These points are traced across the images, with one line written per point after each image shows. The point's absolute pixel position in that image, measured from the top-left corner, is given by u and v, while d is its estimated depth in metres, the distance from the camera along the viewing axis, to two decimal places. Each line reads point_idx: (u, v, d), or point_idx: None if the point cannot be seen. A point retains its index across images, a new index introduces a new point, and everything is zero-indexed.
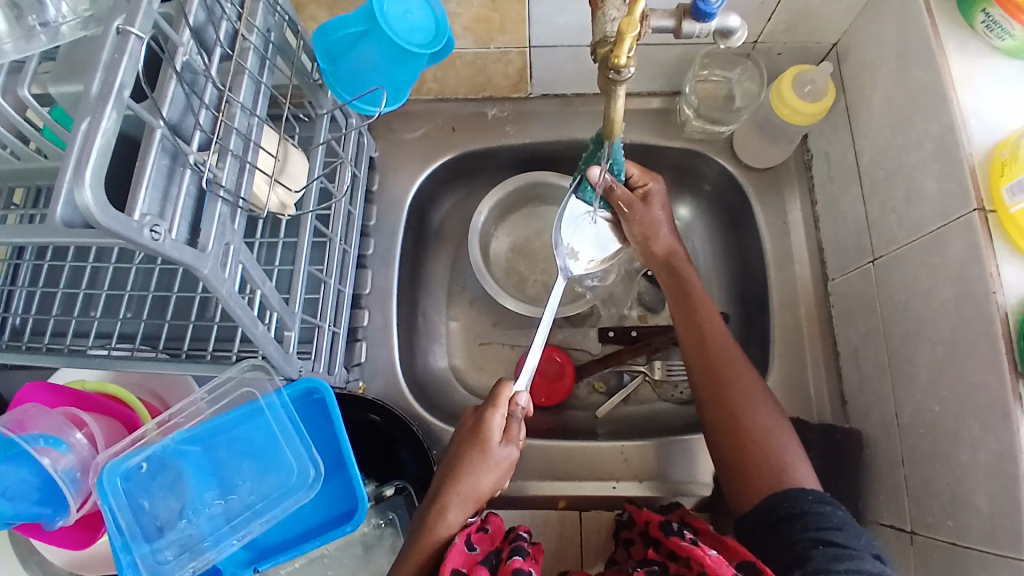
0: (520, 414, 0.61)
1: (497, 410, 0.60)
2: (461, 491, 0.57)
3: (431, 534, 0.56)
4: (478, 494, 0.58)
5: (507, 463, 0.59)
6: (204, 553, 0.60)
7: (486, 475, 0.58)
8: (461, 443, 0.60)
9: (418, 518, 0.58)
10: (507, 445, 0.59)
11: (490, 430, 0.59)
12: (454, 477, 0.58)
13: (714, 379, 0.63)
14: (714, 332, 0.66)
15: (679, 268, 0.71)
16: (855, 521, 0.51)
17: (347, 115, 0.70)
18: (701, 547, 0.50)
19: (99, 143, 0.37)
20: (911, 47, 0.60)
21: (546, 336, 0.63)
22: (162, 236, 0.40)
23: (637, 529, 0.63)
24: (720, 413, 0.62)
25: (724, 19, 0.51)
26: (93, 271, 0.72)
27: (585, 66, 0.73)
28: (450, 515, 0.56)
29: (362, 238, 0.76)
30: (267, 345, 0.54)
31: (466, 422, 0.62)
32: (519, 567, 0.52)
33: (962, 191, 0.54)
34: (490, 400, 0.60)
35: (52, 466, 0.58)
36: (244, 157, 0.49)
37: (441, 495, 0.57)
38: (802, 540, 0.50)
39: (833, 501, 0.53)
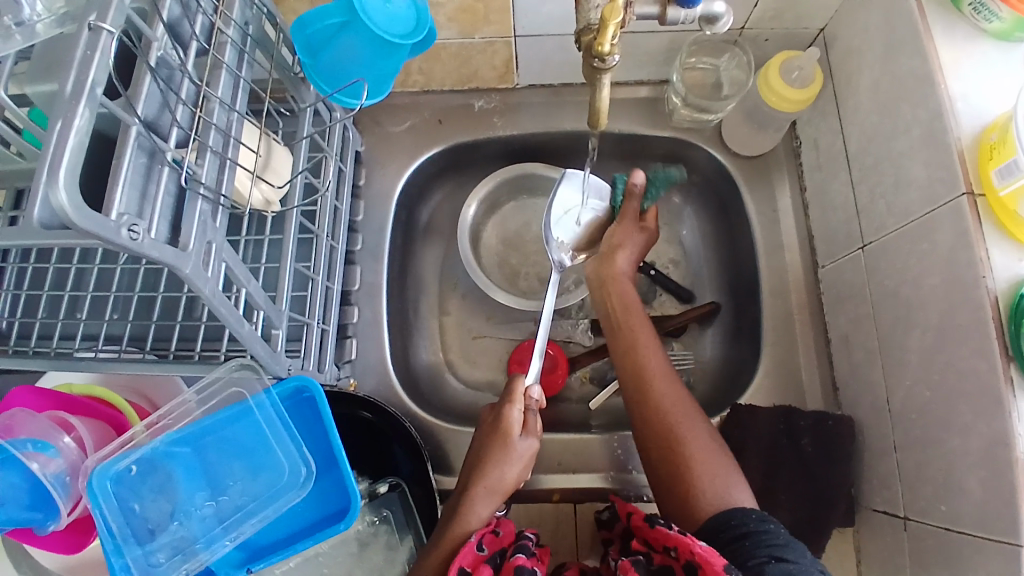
0: (536, 408, 0.63)
1: (515, 404, 0.61)
2: (488, 483, 0.58)
3: (459, 528, 0.56)
4: (503, 486, 0.58)
5: (530, 454, 0.60)
6: (197, 555, 0.60)
7: (511, 466, 0.59)
8: (483, 440, 0.61)
9: (447, 515, 0.58)
10: (528, 438, 0.60)
11: (510, 424, 0.60)
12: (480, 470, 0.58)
13: (646, 406, 0.63)
14: (649, 357, 0.65)
15: (620, 288, 0.70)
16: (796, 538, 0.52)
17: (331, 109, 0.69)
18: (689, 536, 0.51)
19: (72, 143, 0.36)
20: (898, 31, 0.59)
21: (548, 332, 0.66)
22: (141, 236, 0.39)
23: (617, 529, 0.64)
24: (659, 441, 0.61)
25: (709, 3, 0.50)
26: (78, 273, 0.71)
27: (571, 55, 0.72)
28: (478, 507, 0.57)
29: (350, 234, 0.76)
30: (254, 344, 0.53)
31: (487, 420, 0.63)
32: (523, 565, 0.51)
33: (951, 176, 0.53)
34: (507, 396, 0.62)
35: (40, 470, 0.57)
36: (225, 153, 0.48)
37: (467, 490, 0.58)
38: (753, 555, 0.50)
39: (772, 518, 0.53)
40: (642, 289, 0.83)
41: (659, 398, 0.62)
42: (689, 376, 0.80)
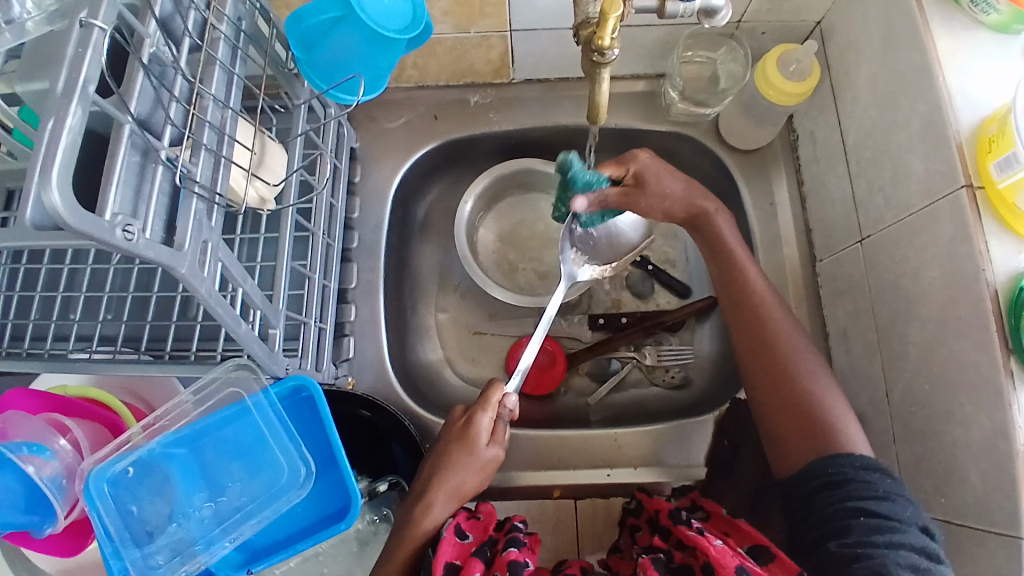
0: (507, 417, 0.62)
1: (486, 412, 0.60)
2: (447, 488, 0.57)
3: (416, 531, 0.56)
4: (462, 493, 0.58)
5: (492, 463, 0.60)
6: (196, 557, 0.59)
7: (470, 475, 0.58)
8: (447, 440, 0.60)
9: (401, 516, 0.58)
10: (493, 447, 0.60)
11: (477, 433, 0.59)
12: (440, 475, 0.58)
13: (753, 338, 0.62)
14: (750, 285, 0.64)
15: (704, 225, 0.66)
16: (903, 487, 0.51)
17: (325, 105, 0.68)
18: (706, 538, 0.51)
19: (65, 141, 0.35)
20: (896, 23, 0.59)
21: (546, 332, 0.68)
22: (135, 236, 0.38)
23: (644, 516, 0.63)
24: (765, 374, 0.60)
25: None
26: (70, 273, 0.70)
27: (567, 49, 0.72)
28: (434, 512, 0.57)
29: (346, 231, 0.75)
30: (252, 344, 0.52)
31: (452, 421, 0.62)
32: (514, 559, 0.50)
33: (950, 169, 0.53)
34: (480, 401, 0.61)
35: (36, 473, 0.57)
36: (219, 151, 0.48)
37: (425, 492, 0.58)
38: (841, 510, 0.51)
39: (881, 466, 0.53)
40: (639, 284, 0.83)
41: (771, 327, 0.62)
42: (688, 369, 0.80)
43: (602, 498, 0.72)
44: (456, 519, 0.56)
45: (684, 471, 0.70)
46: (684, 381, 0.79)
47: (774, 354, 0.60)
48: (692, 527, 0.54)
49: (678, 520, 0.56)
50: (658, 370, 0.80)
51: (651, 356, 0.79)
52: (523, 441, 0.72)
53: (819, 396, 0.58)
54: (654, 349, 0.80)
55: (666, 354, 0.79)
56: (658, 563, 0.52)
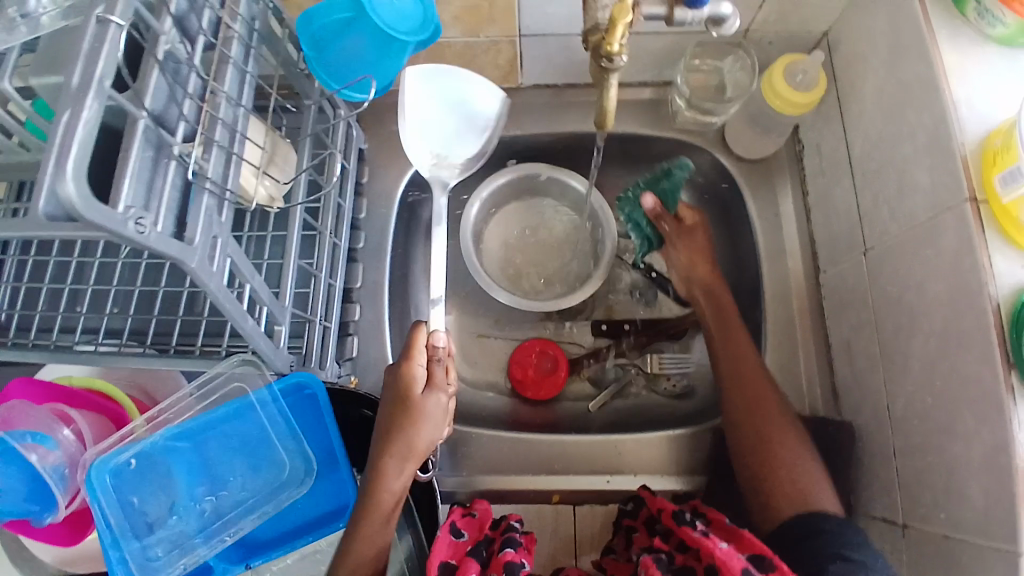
0: (444, 357, 0.60)
1: (413, 363, 0.57)
2: (397, 451, 0.56)
3: (376, 500, 0.56)
4: (415, 450, 0.57)
5: (442, 413, 0.58)
6: (195, 550, 0.60)
7: (420, 430, 0.57)
8: (387, 400, 0.58)
9: (362, 483, 0.58)
10: (433, 395, 0.57)
11: (410, 383, 0.57)
12: (387, 437, 0.56)
13: (740, 400, 0.65)
14: (743, 350, 0.67)
15: (718, 293, 0.71)
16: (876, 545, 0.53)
17: (335, 105, 0.69)
18: (712, 538, 0.51)
19: (80, 134, 0.36)
20: (903, 36, 0.60)
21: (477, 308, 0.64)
22: (147, 230, 0.39)
23: (642, 517, 0.63)
24: (751, 440, 0.63)
25: (717, 6, 0.51)
26: (79, 266, 0.71)
27: (576, 55, 0.72)
28: (389, 476, 0.56)
29: (353, 232, 0.76)
30: (257, 340, 0.53)
31: (388, 376, 0.59)
32: (509, 559, 0.50)
33: (954, 182, 0.54)
34: (406, 351, 0.57)
35: (39, 462, 0.57)
36: (230, 148, 0.48)
37: (376, 458, 0.56)
38: (824, 555, 0.52)
39: (857, 525, 0.55)
40: (643, 292, 0.83)
41: (757, 391, 0.65)
42: (691, 379, 0.80)
43: (601, 504, 0.72)
44: (453, 516, 0.57)
45: (683, 480, 0.70)
46: (686, 390, 0.79)
47: (759, 419, 0.63)
48: (695, 529, 0.54)
49: (681, 521, 0.56)
50: (660, 378, 0.80)
51: (654, 364, 0.79)
52: (525, 445, 0.72)
53: (794, 463, 0.60)
54: (657, 357, 0.80)
55: (668, 363, 0.79)
56: (660, 562, 0.53)
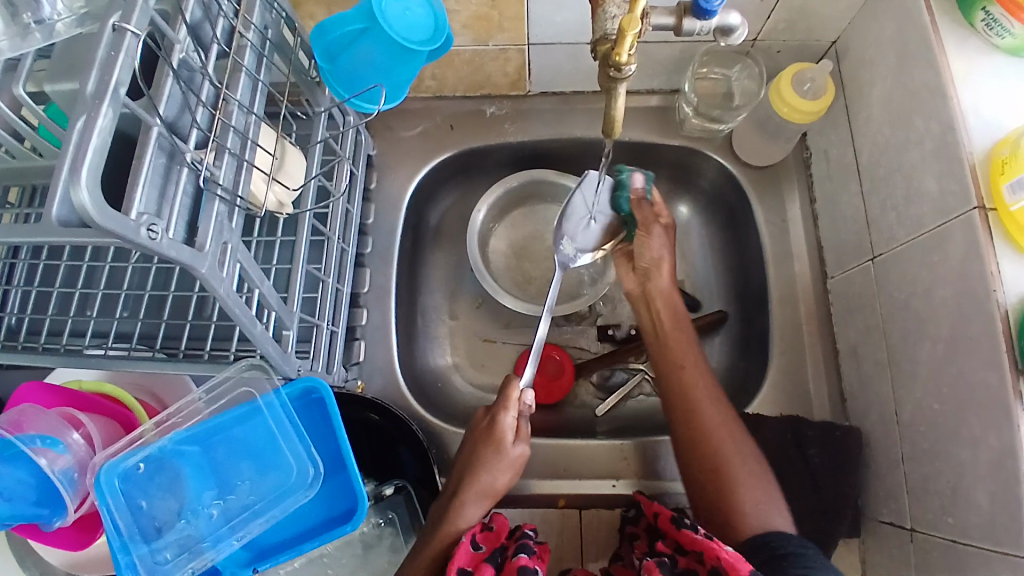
0: (528, 413, 0.64)
1: (508, 411, 0.61)
2: (478, 487, 0.59)
3: (450, 528, 0.57)
4: (493, 490, 0.60)
5: (519, 461, 0.62)
6: (203, 554, 0.60)
7: (501, 472, 0.60)
8: (474, 443, 0.62)
9: (434, 517, 0.60)
10: (519, 446, 0.62)
11: (502, 431, 0.61)
12: (471, 473, 0.60)
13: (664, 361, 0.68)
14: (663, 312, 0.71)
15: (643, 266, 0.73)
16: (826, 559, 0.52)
17: (345, 112, 0.70)
18: (716, 541, 0.50)
19: (95, 141, 0.36)
20: (911, 45, 0.60)
21: (545, 340, 0.67)
22: (159, 235, 0.39)
23: (643, 524, 0.64)
24: (676, 398, 0.65)
25: (725, 15, 0.51)
26: (90, 271, 0.71)
27: (584, 63, 0.73)
28: (468, 510, 0.58)
29: (361, 236, 0.76)
30: (266, 345, 0.53)
31: (476, 424, 0.64)
32: (524, 564, 0.50)
33: (962, 189, 0.54)
34: (501, 401, 0.62)
35: (49, 466, 0.58)
36: (242, 155, 0.49)
37: (459, 492, 0.59)
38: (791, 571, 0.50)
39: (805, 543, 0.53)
40: None
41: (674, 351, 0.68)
42: None
43: (608, 509, 0.71)
44: (472, 529, 0.55)
45: None
46: None
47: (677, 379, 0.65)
48: (698, 532, 0.54)
49: (681, 525, 0.56)
50: None
51: None
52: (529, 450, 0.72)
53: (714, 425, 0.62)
54: None
55: None
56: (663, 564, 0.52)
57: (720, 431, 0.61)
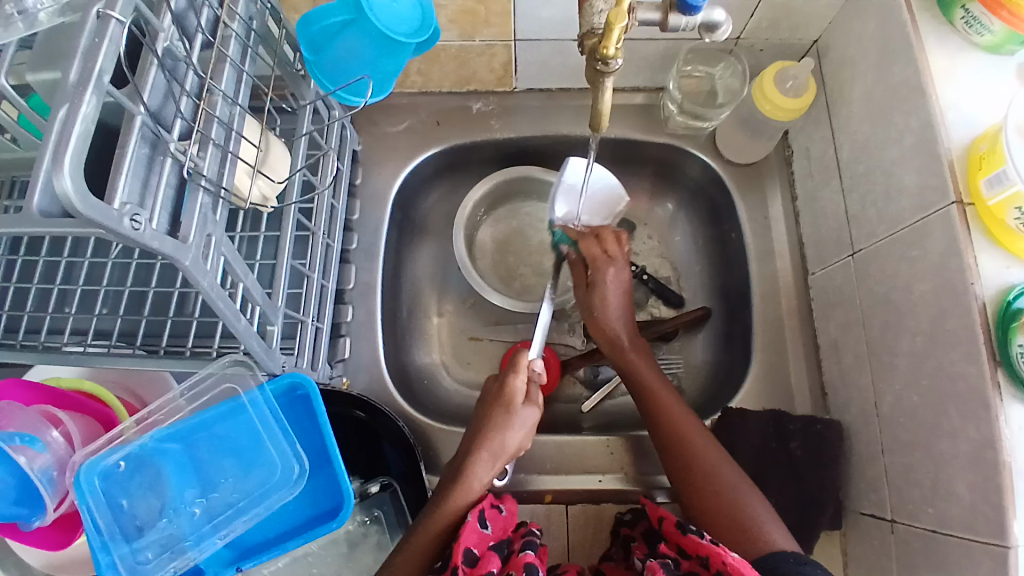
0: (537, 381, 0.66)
1: (518, 374, 0.62)
2: (492, 447, 0.59)
3: (461, 488, 0.57)
4: (505, 450, 0.59)
5: (532, 420, 0.62)
6: (185, 553, 0.59)
7: (513, 432, 0.60)
8: (485, 411, 0.62)
9: (447, 480, 0.59)
10: (531, 406, 0.62)
11: (513, 392, 0.61)
12: (484, 434, 0.59)
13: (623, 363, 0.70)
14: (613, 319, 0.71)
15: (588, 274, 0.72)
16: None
17: (330, 107, 0.69)
18: (722, 546, 0.50)
19: (78, 129, 0.36)
20: (891, 43, 0.61)
21: (546, 331, 0.70)
22: (142, 226, 0.39)
23: (640, 528, 0.63)
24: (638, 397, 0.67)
25: (709, 12, 0.52)
26: (68, 267, 0.70)
27: (570, 60, 0.73)
28: (479, 470, 0.58)
29: (346, 233, 0.76)
30: (250, 340, 0.53)
31: (488, 392, 0.65)
32: (530, 562, 0.50)
33: (941, 185, 0.55)
34: (510, 365, 0.63)
35: (28, 464, 0.57)
36: (226, 146, 0.49)
37: (470, 453, 0.59)
38: None
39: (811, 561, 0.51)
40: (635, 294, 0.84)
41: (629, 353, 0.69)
42: (680, 379, 0.81)
43: (593, 505, 0.71)
44: (480, 505, 0.56)
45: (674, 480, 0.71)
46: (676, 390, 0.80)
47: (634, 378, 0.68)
48: (703, 537, 0.53)
49: (685, 529, 0.55)
50: None
51: None
52: None
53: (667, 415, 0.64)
54: None
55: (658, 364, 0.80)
56: (666, 566, 0.52)
57: (675, 419, 0.64)
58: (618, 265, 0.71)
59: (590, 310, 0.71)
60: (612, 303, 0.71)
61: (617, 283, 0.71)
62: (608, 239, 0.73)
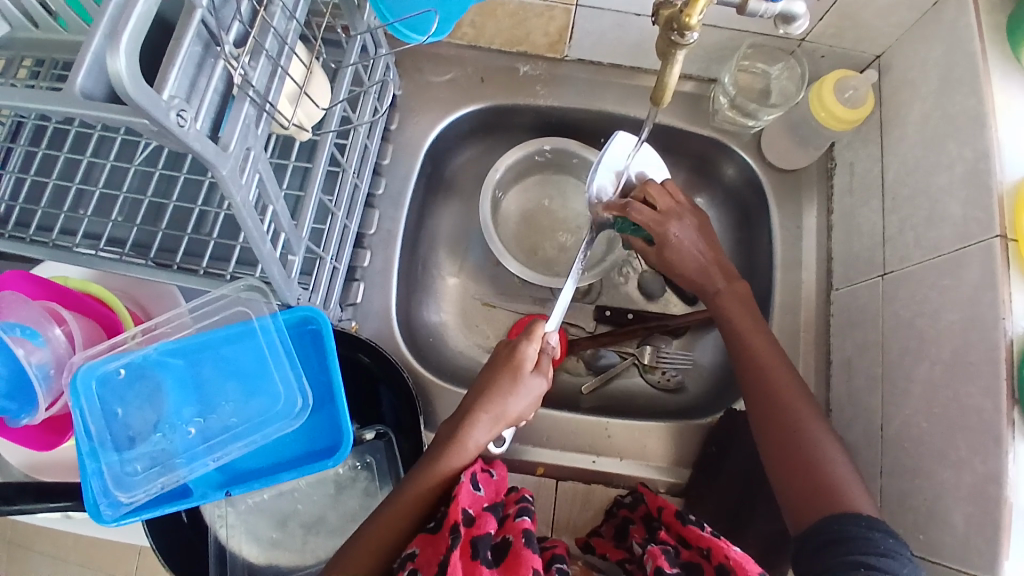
0: (549, 355, 0.63)
1: (532, 342, 0.60)
2: (493, 410, 0.58)
3: (457, 451, 0.57)
4: (506, 416, 0.59)
5: (537, 392, 0.61)
6: (175, 470, 0.58)
7: (516, 401, 0.59)
8: (492, 369, 0.61)
9: (442, 436, 0.59)
10: (538, 377, 0.61)
11: (524, 359, 0.59)
12: (486, 397, 0.58)
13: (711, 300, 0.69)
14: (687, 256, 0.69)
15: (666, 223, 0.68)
16: (906, 549, 0.48)
17: (377, 44, 0.67)
18: (724, 540, 0.51)
19: (139, 10, 0.34)
20: (958, 70, 0.60)
21: (563, 314, 0.67)
22: (187, 123, 0.37)
23: (640, 511, 0.64)
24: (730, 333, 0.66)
25: (789, 2, 0.50)
26: (88, 168, 0.68)
27: (629, 36, 0.71)
28: (477, 434, 0.58)
29: (374, 176, 0.74)
30: (272, 265, 0.51)
31: (497, 353, 0.63)
32: (527, 527, 0.50)
33: (987, 217, 0.54)
34: (526, 332, 0.60)
35: (25, 358, 0.56)
36: (277, 60, 0.47)
37: (470, 414, 0.58)
38: (843, 562, 0.48)
39: (885, 528, 0.50)
40: (651, 285, 0.83)
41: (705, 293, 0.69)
42: (684, 376, 0.80)
43: (584, 484, 0.72)
44: (473, 468, 0.55)
45: (667, 470, 0.71)
46: (679, 385, 0.79)
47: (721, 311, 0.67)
48: (704, 529, 0.54)
49: (685, 520, 0.56)
50: (654, 371, 0.80)
51: (650, 356, 0.79)
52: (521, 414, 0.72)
53: (750, 342, 0.64)
54: (654, 350, 0.79)
55: (665, 356, 0.79)
56: (667, 554, 0.52)
57: (764, 349, 0.63)
58: (678, 217, 0.69)
59: (670, 267, 0.71)
60: (691, 256, 0.69)
61: (686, 235, 0.69)
62: (658, 195, 0.70)
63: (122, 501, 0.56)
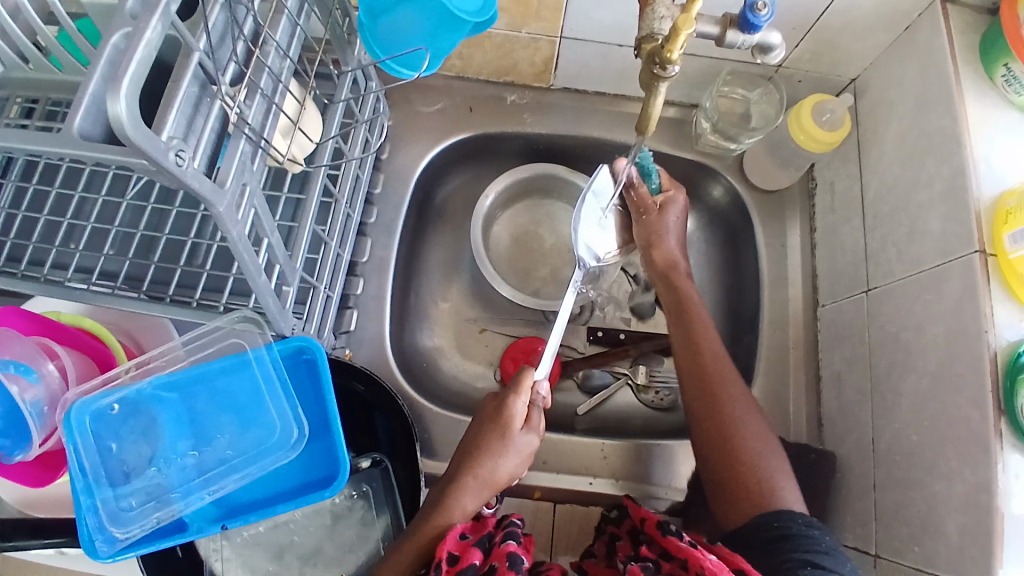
0: (541, 404, 0.62)
1: (519, 397, 0.60)
2: (482, 473, 0.58)
3: (443, 517, 0.56)
4: (495, 478, 0.59)
5: (527, 449, 0.60)
6: (171, 505, 0.58)
7: (506, 460, 0.59)
8: (481, 426, 0.61)
9: (432, 500, 0.59)
10: (528, 433, 0.61)
11: (512, 416, 0.60)
12: (474, 457, 0.58)
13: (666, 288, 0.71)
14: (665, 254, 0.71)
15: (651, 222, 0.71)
16: (840, 547, 0.52)
17: (369, 76, 0.69)
18: (700, 550, 0.50)
19: (139, 54, 0.35)
20: (931, 91, 0.62)
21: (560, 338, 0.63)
22: (185, 162, 0.38)
23: (625, 526, 0.64)
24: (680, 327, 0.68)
25: (766, 35, 0.52)
26: (79, 203, 0.69)
27: (612, 65, 0.73)
28: (466, 499, 0.57)
29: (367, 205, 0.76)
30: (267, 297, 0.51)
31: (486, 407, 0.63)
32: (513, 551, 0.50)
33: (965, 233, 0.56)
34: (514, 384, 0.61)
35: (18, 395, 0.56)
36: (272, 97, 0.48)
37: (459, 476, 0.58)
38: (790, 560, 0.49)
39: (820, 525, 0.53)
40: (642, 306, 0.84)
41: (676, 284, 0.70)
42: None
43: (581, 506, 0.72)
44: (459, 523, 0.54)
45: (664, 491, 0.71)
46: (672, 405, 0.80)
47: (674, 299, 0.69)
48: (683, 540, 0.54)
49: (667, 531, 0.56)
50: (648, 391, 0.80)
51: (644, 376, 0.80)
52: None
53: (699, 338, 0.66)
54: (647, 369, 0.80)
55: (658, 375, 0.80)
56: None
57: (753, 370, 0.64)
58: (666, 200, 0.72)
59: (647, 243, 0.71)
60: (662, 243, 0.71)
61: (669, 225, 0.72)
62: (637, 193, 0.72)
63: (117, 537, 0.56)
